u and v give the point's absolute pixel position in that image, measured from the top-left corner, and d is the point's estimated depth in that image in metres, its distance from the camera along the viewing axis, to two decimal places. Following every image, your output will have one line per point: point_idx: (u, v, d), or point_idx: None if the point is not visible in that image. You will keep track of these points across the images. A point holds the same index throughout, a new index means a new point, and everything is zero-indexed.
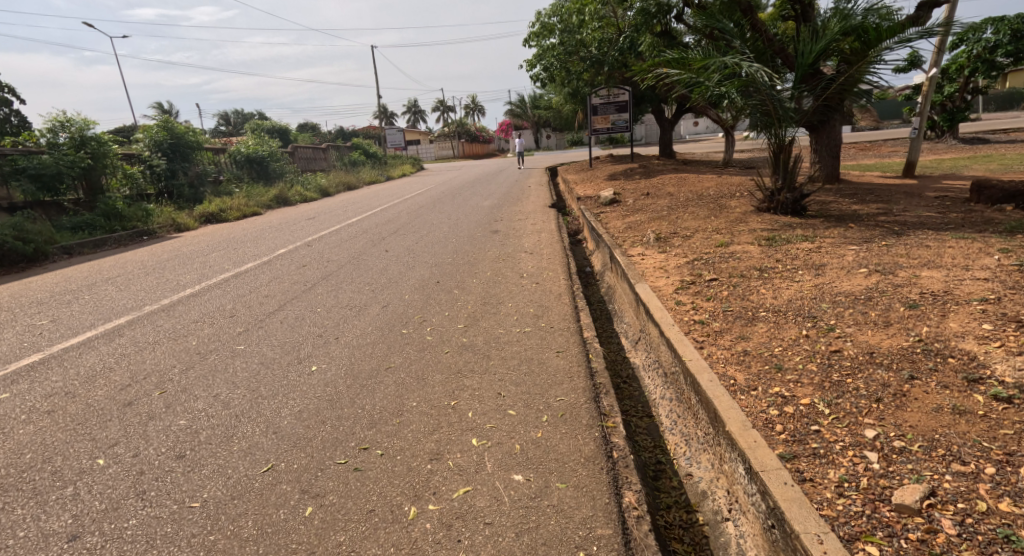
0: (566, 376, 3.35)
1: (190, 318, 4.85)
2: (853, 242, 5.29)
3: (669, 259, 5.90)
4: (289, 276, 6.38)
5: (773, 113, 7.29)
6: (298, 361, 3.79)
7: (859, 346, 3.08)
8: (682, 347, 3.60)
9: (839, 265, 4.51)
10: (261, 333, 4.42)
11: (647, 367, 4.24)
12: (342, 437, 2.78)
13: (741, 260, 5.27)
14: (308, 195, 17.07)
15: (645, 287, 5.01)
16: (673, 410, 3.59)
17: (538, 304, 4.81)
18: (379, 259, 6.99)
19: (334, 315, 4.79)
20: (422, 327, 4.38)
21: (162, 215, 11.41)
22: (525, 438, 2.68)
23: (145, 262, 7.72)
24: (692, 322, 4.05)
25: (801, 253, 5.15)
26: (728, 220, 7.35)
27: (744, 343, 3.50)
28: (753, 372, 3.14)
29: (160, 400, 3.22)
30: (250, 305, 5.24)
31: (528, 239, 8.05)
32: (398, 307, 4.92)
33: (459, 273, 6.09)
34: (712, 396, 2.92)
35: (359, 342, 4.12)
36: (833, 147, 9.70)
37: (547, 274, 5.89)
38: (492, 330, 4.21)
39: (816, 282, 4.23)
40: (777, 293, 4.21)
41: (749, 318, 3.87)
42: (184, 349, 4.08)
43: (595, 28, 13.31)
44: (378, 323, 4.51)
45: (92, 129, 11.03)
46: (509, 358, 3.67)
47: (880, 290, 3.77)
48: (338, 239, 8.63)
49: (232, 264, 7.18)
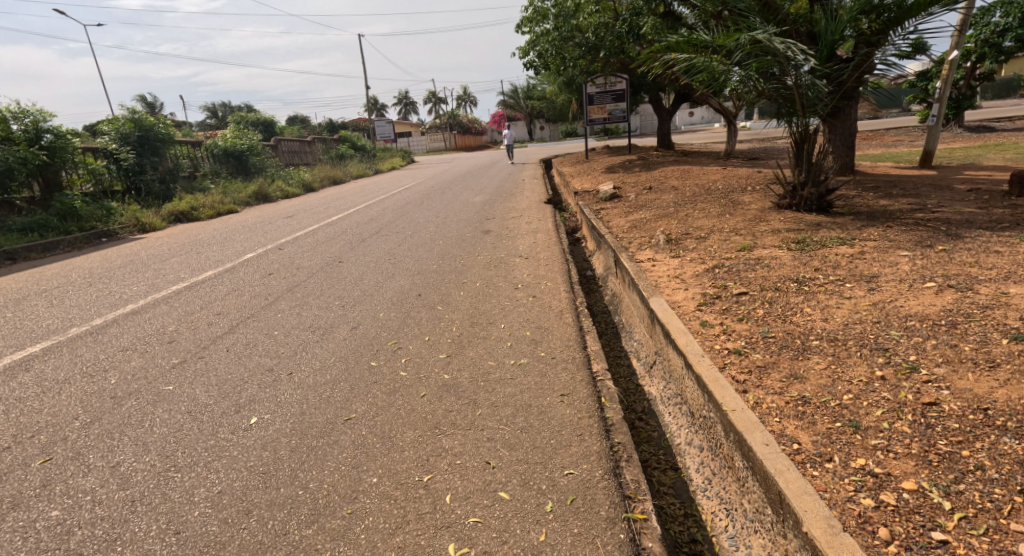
0: (574, 436, 2.60)
1: (118, 346, 4.03)
2: (901, 245, 4.56)
3: (684, 266, 5.14)
4: (250, 287, 5.58)
5: (796, 97, 6.51)
6: (235, 409, 2.99)
7: (963, 399, 2.35)
8: (719, 389, 2.84)
9: (896, 277, 3.78)
10: (197, 367, 3.61)
11: (668, 403, 3.49)
12: (270, 540, 2.02)
13: (772, 268, 4.54)
14: (289, 191, 16.17)
15: (660, 301, 4.24)
16: (705, 464, 2.85)
17: (536, 325, 4.05)
18: (354, 266, 6.19)
19: (292, 342, 4.00)
20: (396, 357, 3.62)
21: (125, 215, 10.57)
22: (522, 546, 1.95)
23: (92, 270, 6.88)
24: (725, 351, 3.28)
25: (843, 260, 4.40)
26: (745, 218, 6.60)
27: (800, 387, 2.75)
28: (819, 430, 2.39)
29: (37, 475, 2.42)
30: (195, 326, 4.43)
31: (523, 241, 7.27)
32: (370, 330, 4.14)
33: (444, 284, 5.31)
34: (774, 471, 2.17)
35: (316, 381, 3.33)
36: (848, 136, 8.89)
37: (546, 284, 5.13)
38: (480, 363, 3.44)
39: (874, 300, 3.48)
40: (826, 314, 3.44)
41: (799, 348, 3.12)
42: (96, 392, 3.26)
43: (591, 12, 12.43)
44: (342, 354, 3.73)
45: (48, 120, 10.10)
46: (500, 406, 2.90)
47: (965, 314, 3.03)
48: (313, 242, 7.80)
49: (188, 273, 6.36)
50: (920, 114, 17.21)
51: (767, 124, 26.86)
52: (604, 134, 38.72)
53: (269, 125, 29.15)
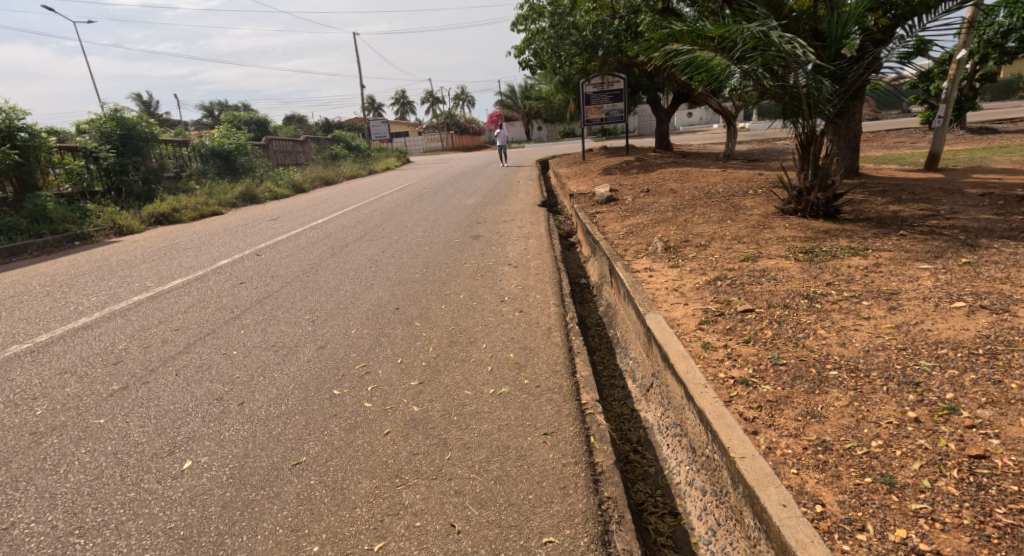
0: (557, 489, 2.23)
1: (56, 369, 3.66)
2: (919, 256, 4.19)
3: (683, 278, 4.76)
4: (217, 298, 5.20)
5: (802, 97, 6.12)
6: (168, 450, 2.61)
7: (1018, 452, 1.98)
8: (725, 430, 2.45)
9: (920, 293, 3.42)
10: (139, 395, 3.23)
11: (666, 433, 3.12)
12: None
13: (780, 281, 4.17)
14: (277, 192, 15.76)
15: (657, 318, 3.84)
16: (709, 511, 2.47)
17: (521, 346, 3.68)
18: (330, 275, 5.80)
19: (251, 363, 3.62)
20: (362, 384, 3.24)
21: (101, 217, 10.18)
22: None
23: (54, 277, 6.50)
24: (730, 382, 2.90)
25: (857, 273, 4.03)
26: (748, 225, 6.23)
27: (821, 427, 2.35)
28: (845, 488, 2.00)
29: None
30: (147, 344, 4.05)
31: (513, 247, 6.89)
32: (338, 350, 3.76)
33: (426, 296, 4.92)
34: (795, 545, 1.77)
35: (269, 413, 2.95)
36: (851, 137, 8.48)
37: (534, 297, 4.76)
38: (455, 393, 3.07)
39: (896, 322, 3.10)
40: (844, 338, 3.05)
41: (815, 379, 2.73)
42: (16, 428, 2.88)
43: (588, 10, 12.03)
44: (302, 380, 3.34)
45: (22, 119, 9.69)
46: (474, 448, 2.53)
47: (1004, 343, 2.66)
48: (293, 247, 7.42)
49: (154, 282, 5.98)
50: (924, 116, 16.90)
51: (769, 125, 26.57)
52: (602, 134, 38.34)
53: (262, 125, 28.85)
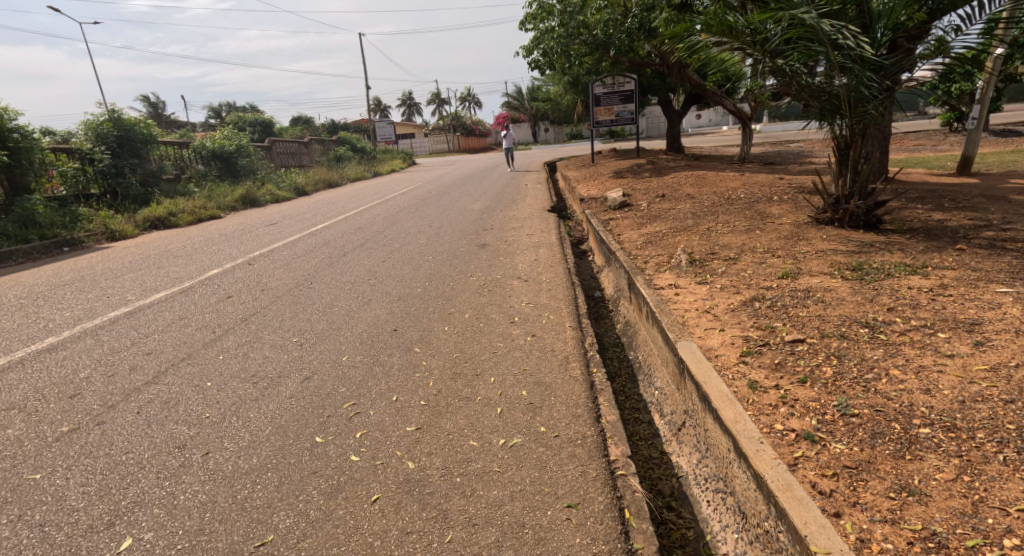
0: None
1: (4, 403, 3.20)
2: (993, 277, 3.68)
3: (715, 297, 4.24)
4: (199, 314, 4.73)
5: (843, 96, 5.57)
6: (107, 522, 2.14)
7: None
8: (800, 509, 1.92)
9: (1009, 327, 2.90)
10: (90, 441, 2.75)
11: (705, 485, 2.57)
12: None
13: (831, 304, 3.64)
14: (279, 195, 15.32)
15: (691, 347, 3.29)
16: None
17: (535, 381, 3.17)
18: (324, 288, 5.32)
19: (225, 399, 3.14)
20: (349, 431, 2.73)
21: (92, 222, 9.78)
22: None
23: (32, 288, 6.05)
24: (791, 437, 2.37)
25: (920, 296, 3.52)
26: (780, 235, 5.71)
27: (928, 512, 1.84)
28: None
29: None
30: (112, 372, 3.58)
31: (523, 258, 6.40)
32: (325, 383, 3.27)
33: (428, 315, 4.42)
34: None
35: (236, 469, 2.46)
36: (883, 140, 7.91)
37: (548, 317, 4.26)
38: (458, 443, 2.57)
39: (989, 364, 2.59)
40: (926, 383, 2.53)
41: (906, 439, 2.20)
42: None
43: (600, 8, 11.49)
44: (281, 422, 2.85)
45: (12, 119, 9.28)
46: (481, 526, 2.04)
47: None
48: (288, 256, 6.95)
49: (136, 295, 5.52)
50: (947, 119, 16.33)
51: (799, 124, 26.73)
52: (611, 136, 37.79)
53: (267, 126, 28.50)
